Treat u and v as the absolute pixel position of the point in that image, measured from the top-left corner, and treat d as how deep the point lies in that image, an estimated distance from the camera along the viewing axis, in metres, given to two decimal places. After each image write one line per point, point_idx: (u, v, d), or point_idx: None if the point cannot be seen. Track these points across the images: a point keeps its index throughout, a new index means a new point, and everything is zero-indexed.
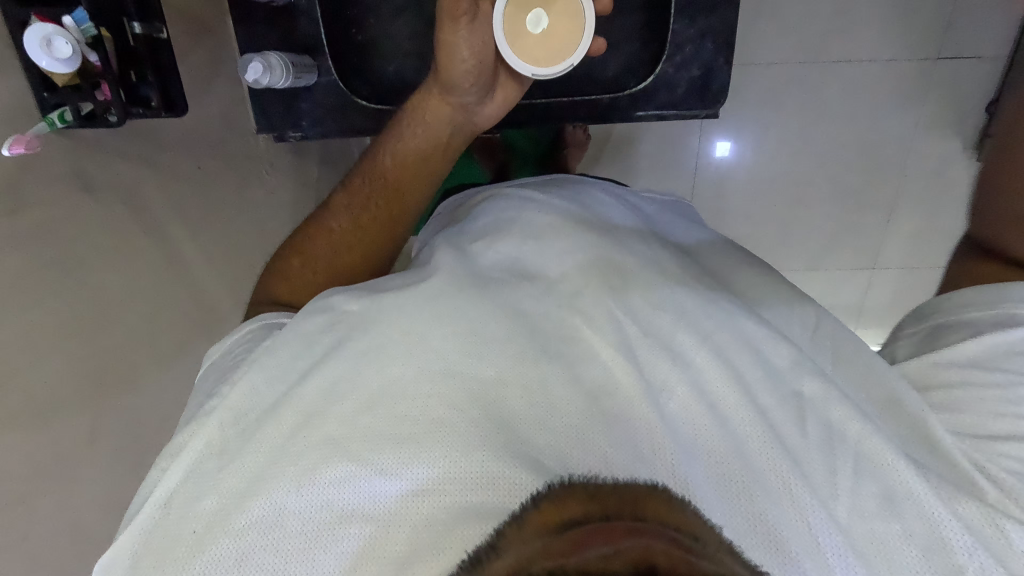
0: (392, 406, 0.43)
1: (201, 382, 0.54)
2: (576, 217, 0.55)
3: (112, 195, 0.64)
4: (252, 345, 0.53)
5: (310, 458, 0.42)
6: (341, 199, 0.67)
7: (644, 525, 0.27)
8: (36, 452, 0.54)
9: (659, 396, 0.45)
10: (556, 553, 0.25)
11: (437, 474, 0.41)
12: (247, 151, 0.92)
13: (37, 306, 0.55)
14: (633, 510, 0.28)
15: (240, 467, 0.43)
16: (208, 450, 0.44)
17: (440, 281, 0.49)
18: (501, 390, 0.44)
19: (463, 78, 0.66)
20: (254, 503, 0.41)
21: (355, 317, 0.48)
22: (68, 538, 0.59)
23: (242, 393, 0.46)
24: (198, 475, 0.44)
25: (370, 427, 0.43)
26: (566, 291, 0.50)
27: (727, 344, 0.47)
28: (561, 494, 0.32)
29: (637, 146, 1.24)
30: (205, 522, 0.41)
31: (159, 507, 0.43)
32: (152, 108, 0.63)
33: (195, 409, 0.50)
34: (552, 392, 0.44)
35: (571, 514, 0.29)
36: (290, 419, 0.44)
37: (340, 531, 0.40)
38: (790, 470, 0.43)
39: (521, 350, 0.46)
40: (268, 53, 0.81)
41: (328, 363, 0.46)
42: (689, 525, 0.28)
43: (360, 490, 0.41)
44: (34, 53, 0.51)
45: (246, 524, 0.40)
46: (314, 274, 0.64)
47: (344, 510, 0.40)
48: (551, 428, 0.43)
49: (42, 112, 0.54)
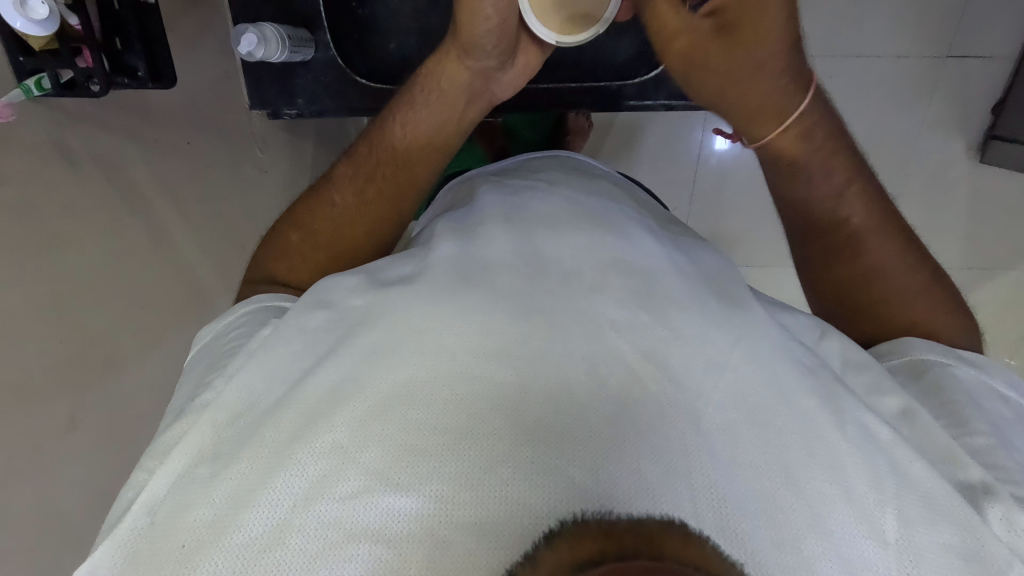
0: (405, 413, 0.41)
1: (192, 366, 0.51)
2: (591, 215, 0.54)
3: (95, 170, 0.60)
4: (247, 332, 0.50)
5: (317, 468, 0.39)
6: (344, 170, 0.64)
7: (663, 565, 0.25)
8: (15, 437, 0.51)
9: (696, 402, 0.42)
10: None
11: (455, 492, 0.38)
12: (240, 127, 0.88)
13: (17, 286, 0.51)
14: (649, 547, 0.26)
15: (236, 474, 0.40)
16: (201, 453, 0.42)
17: (445, 277, 0.47)
18: (522, 395, 0.41)
19: (484, 39, 0.61)
20: (251, 516, 0.38)
21: (360, 311, 0.47)
22: (48, 530, 0.55)
23: (240, 393, 0.44)
24: (189, 482, 0.41)
25: (381, 436, 0.40)
26: (579, 287, 0.47)
27: (760, 350, 0.45)
28: (576, 530, 0.30)
29: (640, 137, 1.22)
30: (196, 534, 0.38)
31: (146, 513, 0.40)
32: (138, 78, 0.59)
33: (182, 402, 0.47)
34: (575, 396, 0.42)
35: (586, 551, 0.27)
36: (291, 422, 0.42)
37: (347, 551, 0.37)
38: (829, 496, 0.40)
39: (539, 350, 0.43)
40: (263, 25, 0.77)
41: (334, 360, 0.44)
42: (709, 562, 0.27)
43: (371, 508, 0.38)
44: (8, 13, 0.46)
45: (242, 540, 0.37)
46: (314, 250, 0.60)
47: (353, 528, 0.37)
48: (577, 437, 0.40)
49: (18, 78, 0.51)
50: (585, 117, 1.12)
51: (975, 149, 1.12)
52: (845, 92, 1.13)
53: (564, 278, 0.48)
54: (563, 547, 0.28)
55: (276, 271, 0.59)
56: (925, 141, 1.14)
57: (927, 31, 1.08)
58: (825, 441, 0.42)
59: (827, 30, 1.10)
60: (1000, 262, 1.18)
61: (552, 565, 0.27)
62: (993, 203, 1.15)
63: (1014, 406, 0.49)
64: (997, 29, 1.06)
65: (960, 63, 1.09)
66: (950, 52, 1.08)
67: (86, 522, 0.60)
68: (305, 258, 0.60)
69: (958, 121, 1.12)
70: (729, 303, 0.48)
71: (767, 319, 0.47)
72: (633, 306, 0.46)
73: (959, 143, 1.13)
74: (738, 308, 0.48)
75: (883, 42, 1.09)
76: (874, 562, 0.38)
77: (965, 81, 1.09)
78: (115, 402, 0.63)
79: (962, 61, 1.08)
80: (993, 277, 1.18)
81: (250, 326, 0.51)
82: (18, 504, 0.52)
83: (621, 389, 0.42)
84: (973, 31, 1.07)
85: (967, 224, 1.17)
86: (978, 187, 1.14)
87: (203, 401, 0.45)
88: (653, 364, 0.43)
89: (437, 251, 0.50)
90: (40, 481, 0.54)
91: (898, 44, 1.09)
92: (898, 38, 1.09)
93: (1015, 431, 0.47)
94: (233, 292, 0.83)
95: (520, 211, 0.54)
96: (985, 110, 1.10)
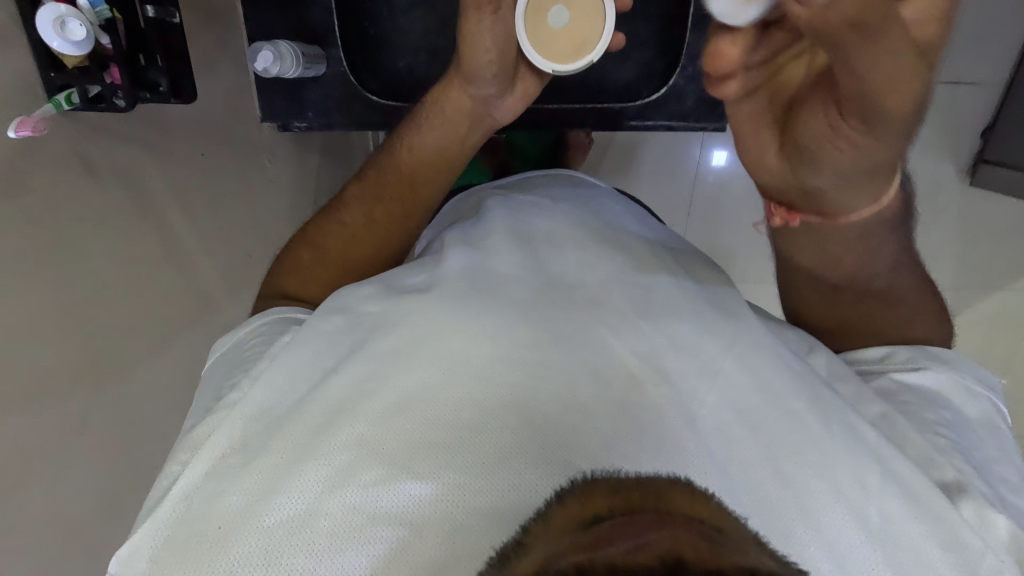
0: (426, 408, 0.43)
1: (211, 373, 0.53)
2: (592, 229, 0.57)
3: (114, 179, 0.63)
4: (267, 339, 0.52)
5: (344, 459, 0.42)
6: (354, 190, 0.67)
7: (671, 519, 0.29)
8: (29, 436, 0.53)
9: (691, 402, 0.45)
10: (584, 544, 0.27)
11: (473, 482, 0.41)
12: (250, 139, 0.90)
13: (34, 291, 0.53)
14: (655, 505, 0.30)
15: (266, 465, 0.42)
16: (229, 446, 0.44)
17: (454, 286, 0.50)
18: (530, 397, 0.44)
19: (485, 69, 0.64)
20: (283, 502, 0.40)
21: (375, 318, 0.49)
22: (54, 528, 0.57)
23: (264, 391, 0.46)
24: (218, 473, 0.43)
25: (404, 429, 0.43)
26: (583, 297, 0.49)
27: (751, 358, 0.47)
28: (583, 491, 0.35)
29: (639, 154, 1.25)
30: (228, 521, 0.40)
31: (178, 502, 0.42)
32: (159, 93, 0.61)
33: (207, 402, 0.49)
34: (580, 397, 0.44)
35: (596, 509, 0.31)
36: (316, 416, 0.44)
37: (375, 534, 0.39)
38: (821, 486, 0.42)
39: (545, 354, 0.46)
40: (278, 42, 0.80)
41: (357, 359, 0.46)
42: (711, 519, 0.30)
43: (396, 494, 0.40)
44: (47, 34, 0.50)
45: (274, 525, 0.40)
46: (325, 267, 0.64)
47: (380, 514, 0.40)
48: (583, 435, 0.42)
49: (48, 93, 0.53)
50: (585, 133, 1.16)
51: (965, 172, 1.16)
52: None
53: (569, 289, 0.50)
54: (574, 504, 0.33)
55: (287, 286, 0.62)
56: (916, 163, 1.18)
57: None
58: (816, 440, 0.44)
59: None
60: (991, 281, 1.20)
61: (565, 518, 0.32)
62: (983, 224, 1.18)
63: (992, 419, 0.54)
64: (986, 58, 1.10)
65: (950, 88, 1.13)
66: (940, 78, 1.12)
67: (89, 521, 0.61)
68: (316, 275, 0.63)
69: (948, 144, 1.16)
70: (723, 313, 0.51)
71: (756, 329, 0.50)
72: (630, 318, 0.48)
73: (950, 165, 1.17)
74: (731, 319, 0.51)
75: None
76: (863, 546, 0.41)
77: (955, 106, 1.13)
78: (125, 403, 0.65)
79: (953, 87, 1.12)
80: (983, 296, 1.21)
81: (268, 335, 0.53)
82: (31, 500, 0.54)
83: (622, 392, 0.45)
84: (963, 59, 1.11)
85: (958, 244, 1.20)
86: (969, 209, 1.18)
87: (229, 400, 0.47)
88: (650, 370, 0.46)
89: (448, 263, 0.53)
90: (51, 480, 0.56)
91: None
92: None
93: (986, 438, 0.51)
94: (239, 298, 0.85)
95: (525, 224, 0.57)
96: (975, 134, 1.14)
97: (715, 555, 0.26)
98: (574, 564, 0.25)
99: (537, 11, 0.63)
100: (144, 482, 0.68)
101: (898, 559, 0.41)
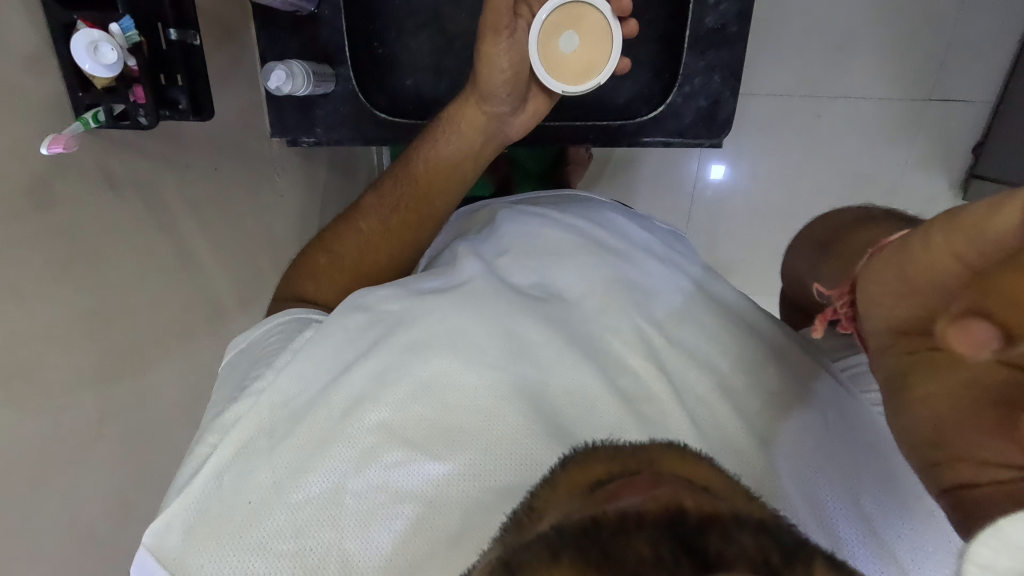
0: (440, 399, 0.50)
1: (232, 367, 0.57)
2: (594, 238, 0.63)
3: (134, 192, 0.65)
4: (286, 337, 0.57)
5: (366, 441, 0.48)
6: (371, 199, 0.70)
7: (666, 478, 0.34)
8: (47, 439, 0.55)
9: (689, 401, 0.53)
10: (594, 502, 0.32)
11: (479, 463, 0.48)
12: (261, 154, 0.93)
13: (58, 300, 0.56)
14: (652, 467, 0.36)
15: (294, 445, 0.48)
16: (257, 428, 0.50)
17: (476, 288, 0.57)
18: (539, 384, 0.52)
19: (500, 87, 0.68)
20: (312, 479, 0.47)
21: (394, 316, 0.55)
22: (68, 532, 0.58)
23: (289, 380, 0.52)
24: (248, 453, 0.49)
25: (419, 416, 0.50)
26: (589, 305, 0.58)
27: (744, 361, 0.56)
28: (585, 457, 0.41)
29: (638, 168, 1.28)
30: (260, 495, 0.46)
31: (211, 478, 0.48)
32: (179, 110, 0.64)
33: (230, 392, 0.54)
34: (590, 394, 0.51)
35: (599, 474, 0.37)
36: (338, 404, 0.50)
37: (393, 509, 0.46)
38: (820, 480, 0.50)
39: (561, 352, 0.53)
40: (290, 62, 0.83)
41: (377, 352, 0.52)
42: (704, 481, 0.35)
43: (413, 473, 0.47)
44: (80, 56, 0.53)
45: (304, 499, 0.46)
46: (341, 272, 0.67)
47: (398, 491, 0.47)
48: (591, 424, 0.50)
49: (76, 112, 0.56)
50: (585, 149, 1.18)
51: (957, 187, 1.20)
52: (830, 130, 1.21)
53: (578, 298, 0.58)
54: (578, 470, 0.39)
55: (304, 291, 0.66)
56: (908, 178, 1.22)
57: (910, 76, 1.15)
58: (814, 437, 0.52)
59: (815, 73, 1.17)
60: None
61: (572, 482, 0.38)
62: None
63: None
64: (975, 77, 1.14)
65: (941, 106, 1.16)
66: (932, 96, 1.16)
67: (102, 525, 0.63)
68: (332, 280, 0.66)
69: (939, 160, 1.20)
70: (709, 324, 0.58)
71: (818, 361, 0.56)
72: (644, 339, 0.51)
73: (941, 180, 1.20)
74: (715, 329, 0.58)
75: (869, 84, 1.17)
76: (853, 534, 0.48)
77: (947, 123, 1.17)
78: (139, 407, 0.66)
79: (944, 105, 1.16)
80: None
81: (287, 333, 0.57)
82: (47, 502, 0.56)
83: (627, 389, 0.53)
84: (955, 77, 1.14)
85: None
86: None
87: (256, 388, 0.52)
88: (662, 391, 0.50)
89: (462, 268, 0.59)
90: (68, 484, 0.58)
91: (884, 88, 1.17)
92: (882, 82, 1.16)
93: None
94: (249, 307, 0.88)
95: (537, 235, 0.63)
96: (965, 150, 1.18)
97: (709, 505, 0.30)
98: (588, 515, 0.30)
99: (550, 34, 0.66)
100: (156, 485, 0.70)
101: (885, 547, 0.48)
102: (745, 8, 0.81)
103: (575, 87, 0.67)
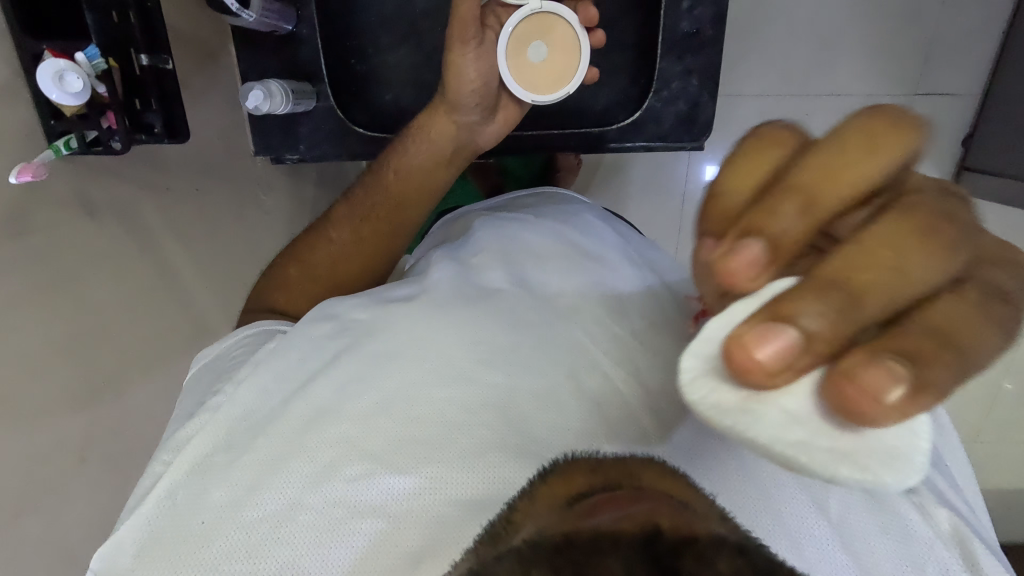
0: (405, 411, 0.50)
1: (198, 379, 0.57)
2: (566, 243, 0.63)
3: (112, 217, 0.65)
4: (251, 348, 0.57)
5: (326, 456, 0.48)
6: (342, 211, 0.70)
7: (641, 493, 0.33)
8: (29, 466, 0.55)
9: (664, 404, 0.52)
10: (565, 519, 0.32)
11: (441, 475, 0.47)
12: (244, 172, 0.94)
13: (37, 326, 0.56)
14: (626, 480, 0.36)
15: (253, 461, 0.48)
16: (216, 445, 0.50)
17: (445, 296, 0.57)
18: (506, 392, 0.51)
19: (468, 97, 0.69)
20: (269, 496, 0.46)
21: (362, 325, 0.55)
22: (51, 558, 0.58)
23: (250, 395, 0.52)
24: (207, 471, 0.49)
25: (383, 429, 0.49)
26: (563, 309, 0.58)
27: None
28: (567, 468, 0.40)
29: (625, 174, 1.28)
30: (215, 514, 0.46)
31: (165, 497, 0.48)
32: (154, 134, 0.65)
33: (190, 408, 0.54)
34: (561, 399, 0.51)
35: (578, 487, 0.37)
36: (300, 417, 0.50)
37: (353, 525, 0.46)
38: (784, 479, 0.48)
39: (530, 358, 0.53)
40: (268, 82, 0.83)
41: (338, 365, 0.53)
42: (677, 491, 0.35)
43: (374, 487, 0.47)
44: (46, 86, 0.54)
45: (259, 516, 0.46)
46: (312, 283, 0.67)
47: (359, 506, 0.46)
48: (566, 431, 0.50)
49: (49, 139, 0.57)
50: (576, 156, 1.18)
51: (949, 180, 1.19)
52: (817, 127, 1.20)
53: (549, 300, 0.58)
54: (557, 483, 0.38)
55: (279, 302, 0.66)
56: None
57: (896, 71, 1.15)
58: None
59: (799, 71, 1.17)
60: None
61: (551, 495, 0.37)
62: None
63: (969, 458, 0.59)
64: (961, 69, 1.14)
65: (928, 99, 1.16)
66: (918, 89, 1.16)
67: (89, 549, 0.62)
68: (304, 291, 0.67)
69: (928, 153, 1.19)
70: (682, 327, 0.58)
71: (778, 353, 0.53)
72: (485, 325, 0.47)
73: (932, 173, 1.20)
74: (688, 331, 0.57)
75: (853, 81, 1.17)
76: (818, 534, 0.47)
77: (934, 116, 1.17)
78: (121, 429, 0.66)
79: (931, 98, 1.16)
80: None
81: (254, 344, 0.58)
82: (30, 528, 0.55)
83: (602, 395, 0.52)
84: (939, 71, 1.14)
85: None
86: None
87: (217, 403, 0.52)
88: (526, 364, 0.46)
89: (435, 276, 0.59)
90: (50, 510, 0.58)
91: (868, 84, 1.17)
92: (867, 78, 1.16)
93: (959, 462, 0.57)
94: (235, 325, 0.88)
95: (513, 241, 0.63)
96: (955, 142, 1.17)
97: (686, 522, 0.30)
98: (557, 532, 0.30)
99: (519, 44, 0.66)
100: None
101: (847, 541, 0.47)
102: (720, 11, 0.82)
103: (547, 94, 0.67)
